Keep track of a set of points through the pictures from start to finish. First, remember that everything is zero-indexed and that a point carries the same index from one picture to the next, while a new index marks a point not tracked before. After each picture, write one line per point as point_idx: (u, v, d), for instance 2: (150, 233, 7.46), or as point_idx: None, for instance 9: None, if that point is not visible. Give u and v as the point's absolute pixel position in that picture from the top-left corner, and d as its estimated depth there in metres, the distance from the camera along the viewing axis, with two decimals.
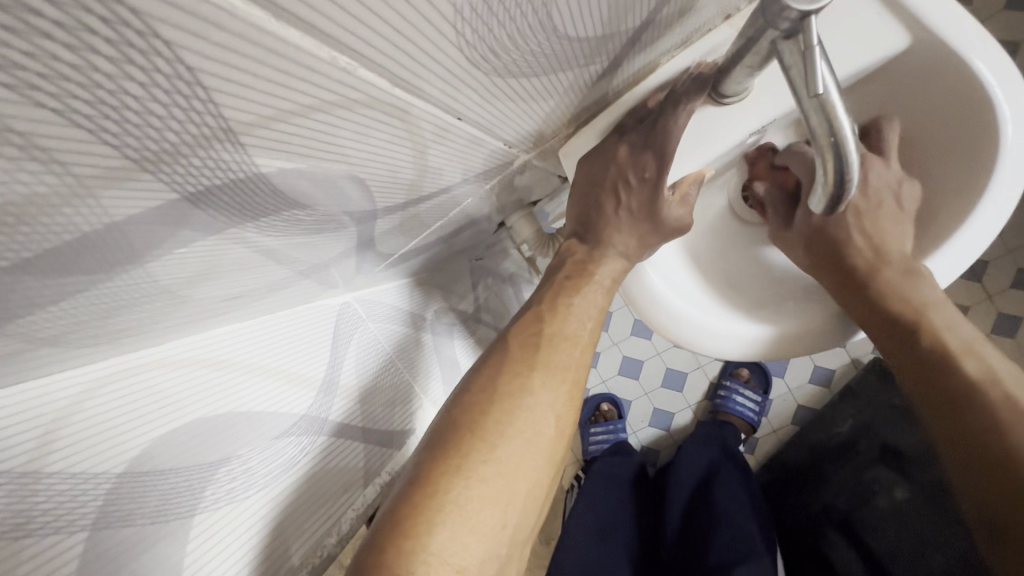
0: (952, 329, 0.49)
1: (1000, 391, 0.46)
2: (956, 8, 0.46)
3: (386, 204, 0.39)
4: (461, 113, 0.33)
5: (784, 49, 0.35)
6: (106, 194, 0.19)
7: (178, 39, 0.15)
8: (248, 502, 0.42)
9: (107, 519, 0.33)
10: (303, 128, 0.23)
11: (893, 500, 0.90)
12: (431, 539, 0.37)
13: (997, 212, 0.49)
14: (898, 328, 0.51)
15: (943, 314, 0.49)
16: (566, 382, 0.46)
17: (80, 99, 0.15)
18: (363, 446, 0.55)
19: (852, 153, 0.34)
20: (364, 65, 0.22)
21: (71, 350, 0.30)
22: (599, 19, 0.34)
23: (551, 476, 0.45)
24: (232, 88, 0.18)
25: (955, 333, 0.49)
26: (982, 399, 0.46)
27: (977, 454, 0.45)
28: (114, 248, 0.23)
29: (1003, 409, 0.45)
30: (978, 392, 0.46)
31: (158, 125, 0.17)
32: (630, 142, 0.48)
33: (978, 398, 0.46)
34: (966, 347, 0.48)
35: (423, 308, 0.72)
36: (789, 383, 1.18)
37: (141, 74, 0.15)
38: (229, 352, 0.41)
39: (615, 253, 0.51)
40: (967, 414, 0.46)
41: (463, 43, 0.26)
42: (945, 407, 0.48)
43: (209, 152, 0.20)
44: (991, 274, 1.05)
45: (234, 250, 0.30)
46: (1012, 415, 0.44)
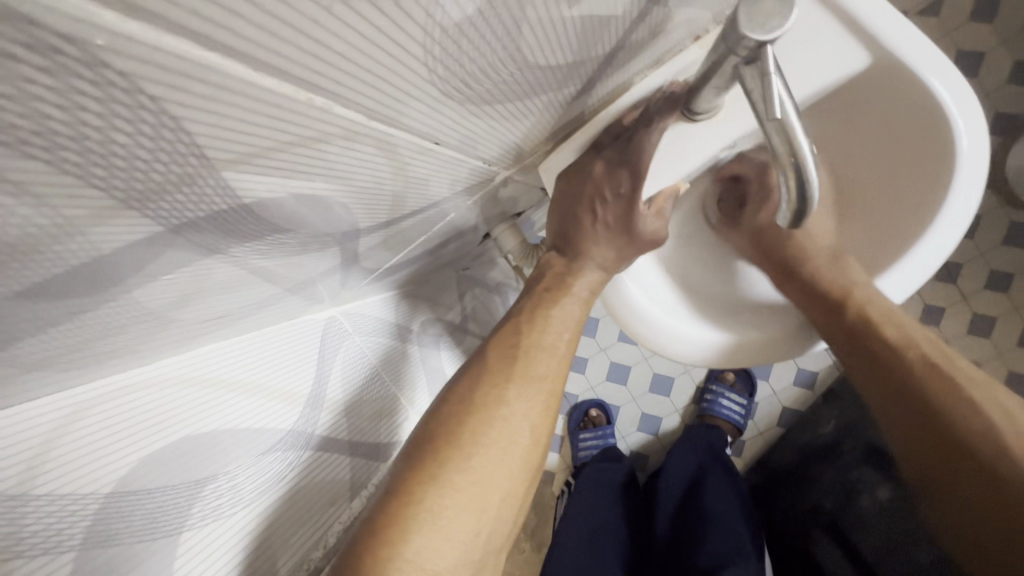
0: (876, 301, 0.54)
1: (915, 355, 0.51)
2: (912, 30, 0.48)
3: (368, 224, 0.40)
4: (439, 138, 0.34)
5: (746, 74, 0.37)
6: (95, 231, 0.20)
7: (162, 93, 0.16)
8: (234, 519, 0.42)
9: (94, 539, 0.34)
10: (283, 160, 0.24)
11: (878, 500, 0.94)
12: (405, 547, 0.38)
13: (955, 226, 0.52)
14: (826, 305, 0.56)
15: (866, 290, 0.54)
16: (542, 393, 0.48)
17: (71, 150, 0.16)
18: (348, 459, 0.56)
19: (813, 174, 0.36)
20: (340, 102, 0.23)
21: (60, 373, 0.31)
22: (570, 46, 0.36)
23: (525, 484, 0.46)
24: (214, 131, 0.19)
25: (879, 305, 0.53)
26: (900, 364, 0.52)
27: (908, 414, 0.51)
28: (102, 277, 0.24)
29: (919, 370, 0.51)
30: (897, 357, 0.52)
31: (144, 167, 0.19)
32: (606, 159, 0.50)
33: (899, 362, 0.52)
34: (886, 316, 0.53)
35: (409, 320, 0.73)
36: (773, 385, 1.20)
37: (128, 125, 0.16)
38: (218, 371, 0.42)
39: (593, 265, 0.53)
40: (891, 377, 0.52)
41: (435, 77, 0.28)
42: (872, 372, 0.54)
43: (193, 187, 0.22)
44: (966, 276, 1.08)
45: (220, 272, 0.31)
46: (926, 374, 0.50)
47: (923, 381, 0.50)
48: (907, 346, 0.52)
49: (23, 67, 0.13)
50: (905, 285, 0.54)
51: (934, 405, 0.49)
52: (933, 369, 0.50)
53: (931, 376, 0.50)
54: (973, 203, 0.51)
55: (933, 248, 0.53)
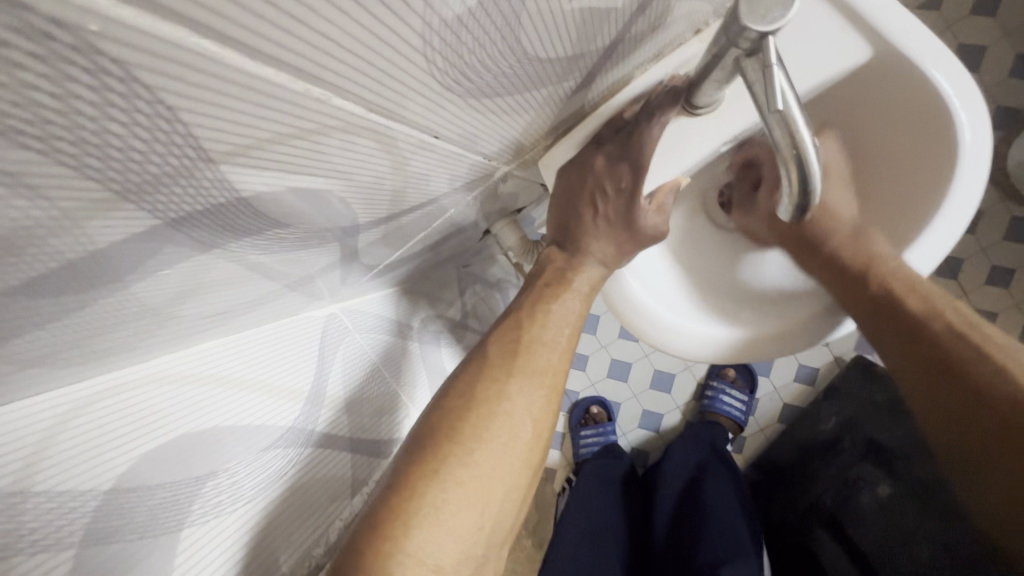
0: (899, 274, 0.53)
1: (942, 323, 0.50)
2: (915, 22, 0.48)
3: (368, 219, 0.40)
4: (439, 132, 0.34)
5: (747, 66, 0.37)
6: (90, 224, 0.20)
7: (158, 83, 0.16)
8: (235, 516, 0.42)
9: (94, 536, 0.33)
10: (282, 153, 0.24)
11: (877, 496, 0.92)
12: (407, 541, 0.38)
13: (959, 216, 0.51)
14: (849, 278, 0.55)
15: (889, 263, 0.54)
16: (543, 387, 0.48)
17: (64, 140, 0.16)
18: (350, 456, 0.56)
19: (815, 165, 0.35)
20: (339, 94, 0.23)
21: (57, 370, 0.30)
22: (570, 38, 0.35)
23: (527, 480, 0.46)
24: (211, 123, 0.19)
25: (903, 276, 0.53)
26: (927, 333, 0.51)
27: (933, 381, 0.50)
28: (100, 272, 0.24)
29: (947, 337, 0.49)
30: (923, 327, 0.51)
31: (139, 159, 0.18)
32: (607, 153, 0.50)
33: (924, 331, 0.51)
34: (911, 286, 0.52)
35: (409, 317, 0.73)
36: (774, 381, 1.20)
37: (123, 115, 0.16)
38: (217, 367, 0.42)
39: (594, 260, 0.53)
40: (920, 347, 0.51)
41: (435, 70, 0.27)
42: (899, 343, 0.52)
43: (189, 180, 0.21)
44: (968, 271, 1.08)
45: (219, 268, 0.31)
46: (955, 341, 0.49)
47: (952, 347, 0.49)
48: (932, 316, 0.51)
49: (15, 52, 0.12)
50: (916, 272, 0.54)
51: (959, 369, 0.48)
52: (961, 335, 0.49)
53: (959, 343, 0.49)
54: (976, 199, 0.51)
55: (941, 235, 0.52)
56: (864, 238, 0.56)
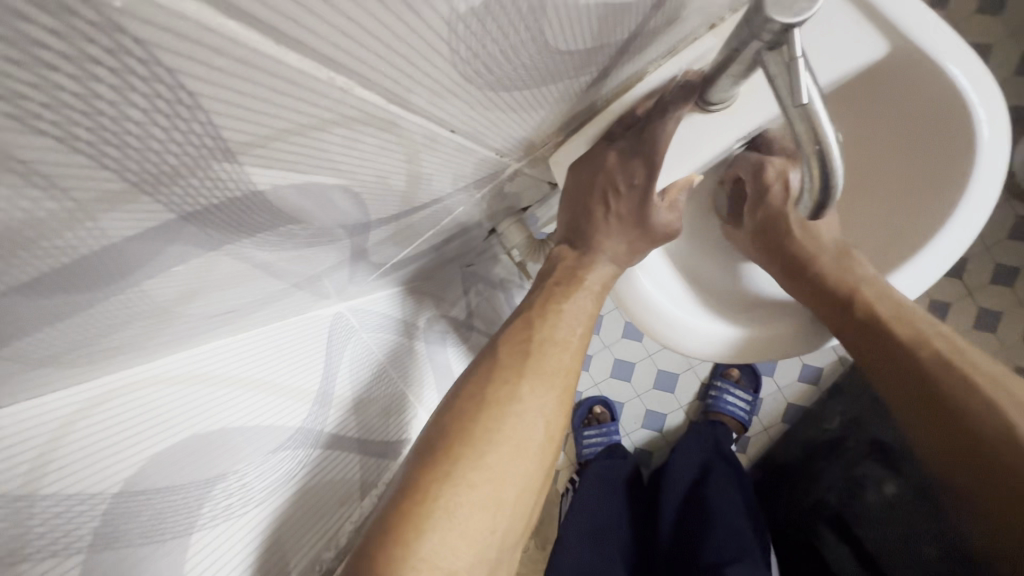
0: (886, 298, 0.53)
1: (930, 353, 0.50)
2: (933, 17, 0.48)
3: (379, 215, 0.39)
4: (454, 125, 0.33)
5: (769, 59, 0.36)
6: (104, 217, 0.19)
7: (181, 66, 0.15)
8: (245, 519, 0.41)
9: (103, 541, 0.32)
10: (299, 144, 0.23)
11: (883, 495, 0.91)
12: (419, 546, 0.37)
13: (976, 215, 0.51)
14: (834, 302, 0.55)
15: (874, 287, 0.53)
16: (555, 388, 0.47)
17: (82, 126, 0.15)
18: (358, 458, 0.55)
19: (837, 162, 0.35)
20: (360, 83, 0.22)
21: (63, 370, 0.29)
22: (589, 31, 0.35)
23: (540, 482, 0.45)
24: (232, 110, 0.18)
25: (888, 302, 0.53)
26: (917, 360, 0.50)
27: (917, 411, 0.50)
28: (112, 268, 0.23)
29: (936, 369, 0.49)
30: (912, 354, 0.51)
31: (157, 148, 0.18)
32: (620, 150, 0.49)
33: (915, 360, 0.50)
34: (896, 313, 0.52)
35: (415, 316, 0.72)
36: (778, 381, 1.19)
37: (143, 100, 0.15)
38: (224, 367, 0.41)
39: (605, 258, 0.52)
40: (908, 376, 0.51)
41: (457, 59, 0.27)
42: (888, 371, 0.52)
43: (207, 172, 0.20)
44: (972, 270, 1.07)
45: (230, 264, 0.30)
46: (944, 374, 0.49)
47: (941, 382, 0.49)
48: (921, 344, 0.51)
49: (33, 27, 0.11)
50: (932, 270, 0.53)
51: (956, 409, 0.47)
52: (950, 367, 0.49)
53: (950, 376, 0.48)
54: (992, 196, 0.50)
55: (959, 234, 0.52)
56: (848, 264, 0.56)
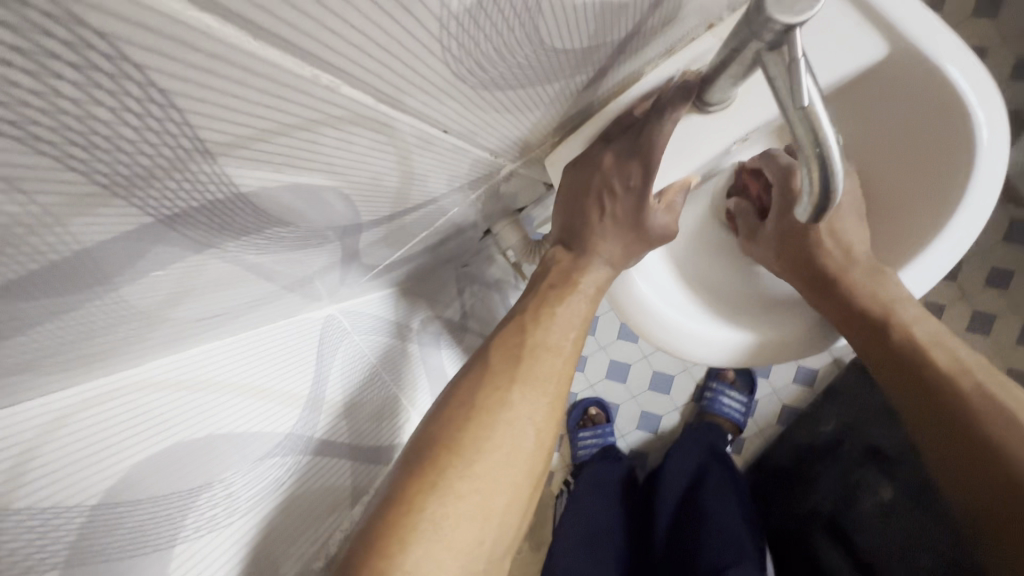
0: (920, 324, 0.52)
1: (968, 382, 0.49)
2: (931, 19, 0.47)
3: (371, 217, 0.38)
4: (447, 125, 0.32)
5: (769, 60, 0.35)
6: (75, 222, 0.18)
7: (151, 62, 0.14)
8: (231, 529, 0.40)
9: (81, 555, 0.31)
10: (283, 146, 0.22)
11: (880, 500, 0.90)
12: (405, 558, 0.37)
13: (975, 217, 0.51)
14: (870, 326, 0.53)
15: (912, 312, 0.52)
16: (548, 394, 0.46)
17: (43, 125, 0.14)
18: (349, 464, 0.54)
19: (837, 165, 0.34)
20: (348, 82, 0.21)
21: (38, 377, 0.28)
22: (587, 30, 0.34)
23: (530, 490, 0.44)
24: (210, 109, 0.17)
25: (923, 328, 0.52)
26: (953, 391, 0.49)
27: (950, 442, 0.48)
28: (87, 273, 0.22)
29: (972, 399, 0.48)
30: (950, 384, 0.49)
31: (129, 149, 0.17)
32: (616, 151, 0.48)
33: (951, 388, 0.49)
34: (932, 340, 0.51)
35: (408, 318, 0.71)
36: (774, 383, 1.18)
37: (111, 99, 0.14)
38: (210, 373, 0.40)
39: (600, 261, 0.51)
40: (941, 406, 0.49)
41: (450, 58, 0.26)
42: (917, 397, 0.51)
43: (184, 174, 0.19)
44: (966, 273, 1.07)
45: (215, 268, 0.29)
46: (982, 404, 0.47)
47: (977, 411, 0.47)
48: (959, 372, 0.49)
49: None
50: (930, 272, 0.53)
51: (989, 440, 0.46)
52: (988, 397, 0.47)
53: (985, 405, 0.47)
54: (991, 199, 0.50)
55: (958, 237, 0.51)
56: (883, 282, 0.53)
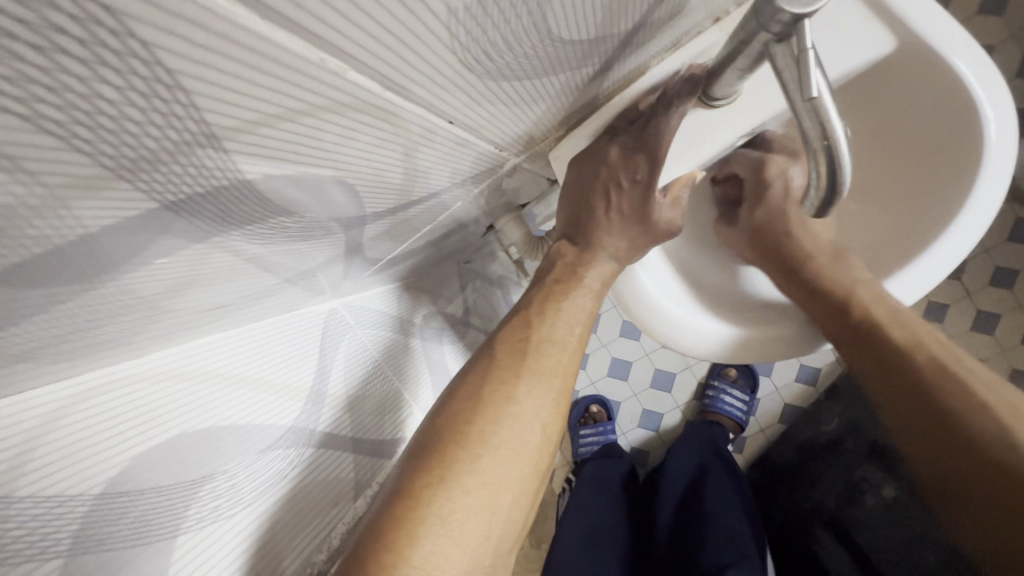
0: (881, 302, 0.52)
1: (924, 357, 0.49)
2: (942, 14, 0.47)
3: (375, 210, 0.38)
4: (453, 116, 0.32)
5: (777, 52, 0.35)
6: (80, 205, 0.18)
7: (157, 39, 0.14)
8: (234, 520, 0.40)
9: (84, 544, 0.31)
10: (289, 132, 0.22)
11: (882, 498, 0.95)
12: (412, 552, 0.36)
13: (983, 212, 0.50)
14: (832, 306, 0.54)
15: (871, 291, 0.53)
16: (553, 389, 0.46)
17: (49, 103, 0.14)
18: (352, 457, 0.54)
19: (846, 155, 0.33)
20: (354, 67, 0.21)
21: (41, 366, 0.28)
22: (594, 19, 0.33)
23: (535, 486, 0.44)
24: (216, 92, 0.17)
25: (884, 307, 0.52)
26: (912, 367, 0.49)
27: (917, 422, 0.48)
28: (91, 260, 0.22)
29: (930, 373, 0.48)
30: (908, 359, 0.49)
31: (135, 130, 0.16)
32: (622, 144, 0.48)
33: (908, 364, 0.49)
34: (893, 318, 0.51)
35: (411, 313, 0.71)
36: (775, 381, 1.14)
37: (117, 77, 0.14)
38: (213, 364, 0.40)
39: (605, 255, 0.51)
40: (903, 383, 0.49)
41: (456, 44, 0.25)
42: (878, 372, 0.51)
43: (190, 158, 0.19)
44: (971, 272, 1.06)
45: (218, 258, 0.29)
46: (936, 376, 0.48)
47: (933, 383, 0.47)
48: (917, 349, 0.49)
49: None
50: (937, 269, 0.52)
51: (950, 419, 0.46)
52: (945, 373, 0.48)
53: (943, 381, 0.47)
54: (997, 200, 0.50)
55: (965, 232, 0.50)
56: (845, 267, 0.55)
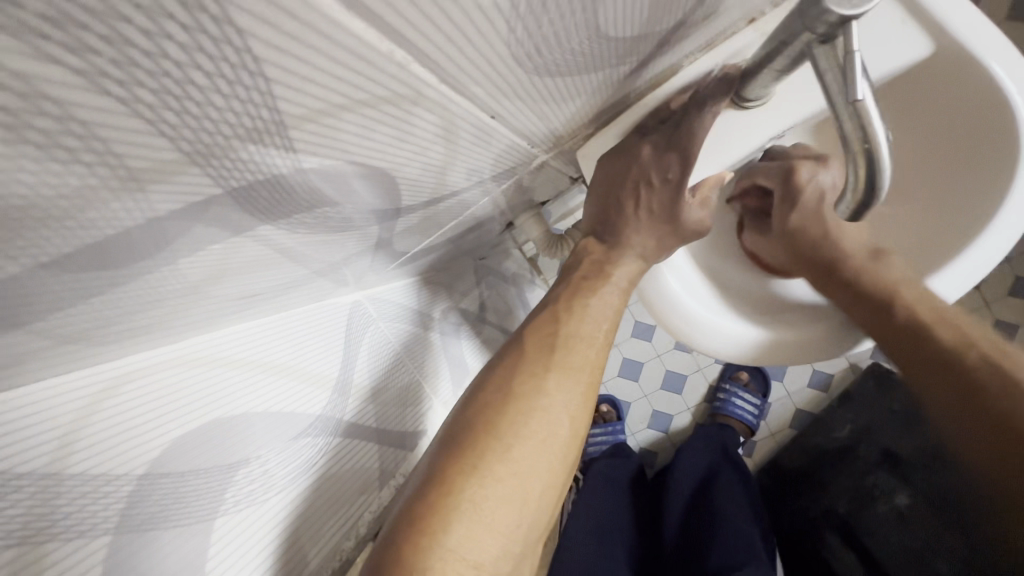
0: (924, 300, 0.50)
1: (974, 355, 0.46)
2: (980, 18, 0.46)
3: (408, 202, 0.38)
4: (496, 110, 0.32)
5: (819, 54, 0.35)
6: (153, 189, 0.18)
7: (251, 28, 0.14)
8: (267, 505, 0.41)
9: (131, 523, 0.32)
10: (345, 123, 0.22)
11: (894, 505, 0.92)
12: (447, 537, 0.37)
13: (1016, 221, 0.50)
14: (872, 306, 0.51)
15: (913, 288, 0.50)
16: (581, 384, 0.46)
17: (145, 87, 0.14)
18: (376, 447, 0.55)
19: (886, 158, 0.33)
20: (417, 60, 0.22)
21: (86, 348, 0.29)
22: (639, 17, 0.33)
23: (564, 476, 0.44)
24: (292, 79, 0.17)
25: (927, 304, 0.49)
26: (964, 366, 0.46)
27: (975, 425, 0.44)
28: (151, 244, 0.22)
29: (980, 369, 0.45)
30: (957, 357, 0.46)
31: (215, 116, 0.17)
32: (653, 143, 0.47)
33: (952, 359, 0.47)
34: (938, 314, 0.49)
35: (430, 307, 0.72)
36: (787, 386, 1.17)
37: (209, 63, 0.15)
38: (245, 352, 0.40)
39: (633, 254, 0.51)
40: (956, 386, 0.46)
41: (511, 39, 0.26)
42: (926, 372, 0.48)
43: (257, 145, 0.20)
44: (989, 281, 1.05)
45: (259, 247, 0.29)
46: (988, 375, 0.45)
47: (988, 382, 0.44)
48: (964, 346, 0.47)
49: None
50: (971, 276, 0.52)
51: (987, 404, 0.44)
52: (992, 365, 0.45)
53: (987, 372, 0.45)
54: None
55: (995, 240, 0.50)
56: (887, 265, 0.52)
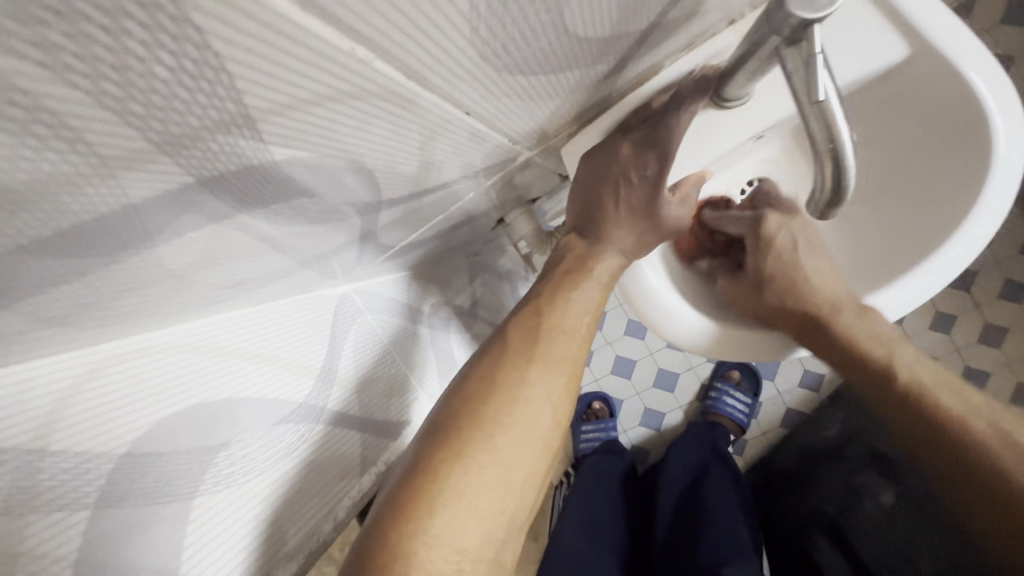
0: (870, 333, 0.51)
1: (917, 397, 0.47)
2: (959, 24, 0.47)
3: (390, 196, 0.39)
4: (469, 108, 0.33)
5: (787, 55, 0.35)
6: (126, 176, 0.19)
7: (208, 25, 0.16)
8: (247, 487, 0.42)
9: (109, 498, 0.33)
10: (317, 116, 0.23)
11: (881, 504, 0.93)
12: (431, 522, 0.39)
13: (981, 233, 0.51)
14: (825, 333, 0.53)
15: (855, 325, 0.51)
16: (562, 375, 0.47)
17: (110, 80, 0.15)
18: (359, 436, 0.56)
19: (850, 158, 0.35)
20: (380, 57, 0.23)
21: (72, 331, 0.30)
22: (609, 18, 0.34)
23: (546, 466, 0.45)
24: (256, 75, 0.19)
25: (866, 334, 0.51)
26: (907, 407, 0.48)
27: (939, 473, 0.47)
28: (130, 229, 0.23)
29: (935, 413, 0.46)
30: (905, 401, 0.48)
31: (180, 109, 0.18)
32: (633, 140, 0.49)
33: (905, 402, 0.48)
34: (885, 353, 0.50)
35: (420, 302, 0.72)
36: (779, 385, 1.17)
37: (170, 58, 0.16)
38: (229, 339, 0.41)
39: (613, 249, 0.52)
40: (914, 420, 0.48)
41: (476, 39, 0.27)
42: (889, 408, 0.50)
43: (226, 137, 0.21)
44: (980, 283, 1.04)
45: (239, 236, 0.30)
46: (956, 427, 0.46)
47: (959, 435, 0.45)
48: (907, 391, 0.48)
49: None
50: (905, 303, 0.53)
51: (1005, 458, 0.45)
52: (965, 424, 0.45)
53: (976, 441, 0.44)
54: (997, 220, 0.51)
55: (946, 261, 0.52)
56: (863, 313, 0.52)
